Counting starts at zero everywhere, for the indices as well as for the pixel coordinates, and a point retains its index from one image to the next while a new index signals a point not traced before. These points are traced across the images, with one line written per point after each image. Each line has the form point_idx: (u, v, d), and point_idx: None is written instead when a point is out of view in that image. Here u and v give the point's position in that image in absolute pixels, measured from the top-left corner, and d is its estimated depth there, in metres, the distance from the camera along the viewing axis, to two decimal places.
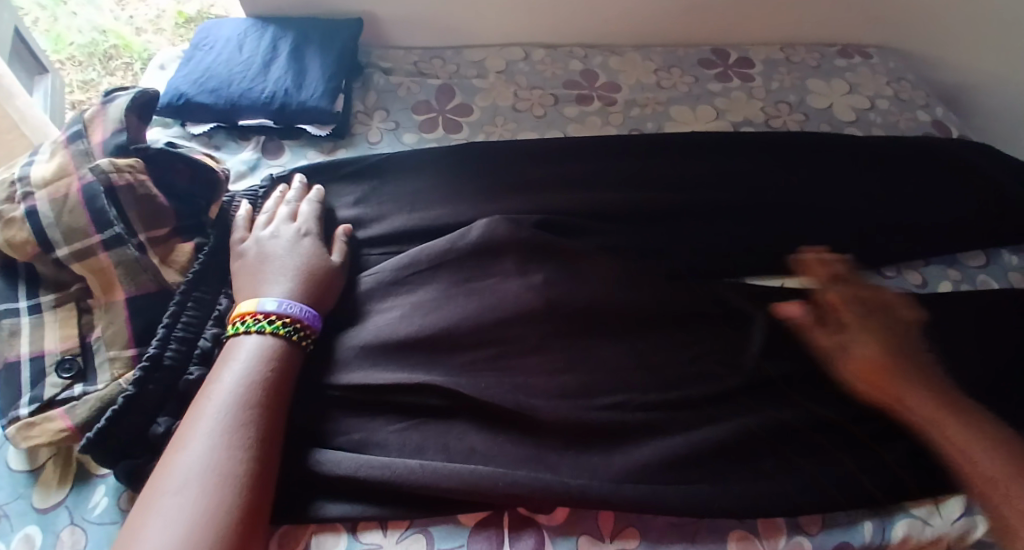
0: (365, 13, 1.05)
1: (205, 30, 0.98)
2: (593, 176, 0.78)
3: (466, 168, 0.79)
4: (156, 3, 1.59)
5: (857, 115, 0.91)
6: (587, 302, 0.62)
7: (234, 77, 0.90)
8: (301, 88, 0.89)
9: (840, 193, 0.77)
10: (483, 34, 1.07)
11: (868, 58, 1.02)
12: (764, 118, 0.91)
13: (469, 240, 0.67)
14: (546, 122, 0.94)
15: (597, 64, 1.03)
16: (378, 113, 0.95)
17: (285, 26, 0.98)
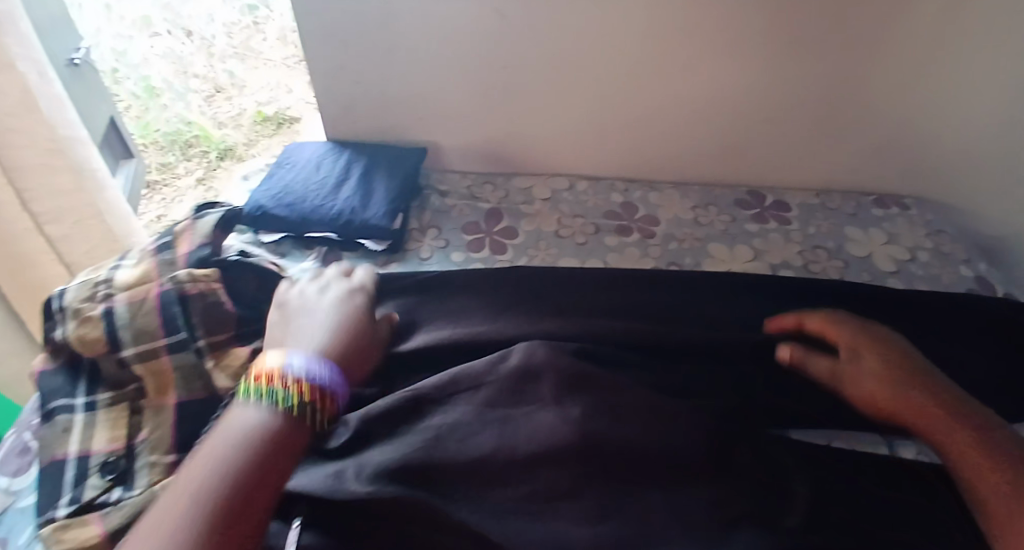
0: (430, 143, 1.14)
1: (289, 150, 1.07)
2: (628, 310, 0.81)
3: (509, 291, 0.82)
4: (239, 103, 1.73)
5: (899, 267, 0.92)
6: (621, 442, 0.61)
7: (308, 195, 0.97)
8: (366, 207, 0.95)
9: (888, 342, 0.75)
10: (533, 163, 1.14)
11: (906, 209, 1.04)
12: (802, 262, 0.93)
13: (506, 366, 0.67)
14: (587, 250, 0.98)
15: (637, 198, 1.09)
16: (430, 231, 1.01)
17: (359, 153, 1.07)
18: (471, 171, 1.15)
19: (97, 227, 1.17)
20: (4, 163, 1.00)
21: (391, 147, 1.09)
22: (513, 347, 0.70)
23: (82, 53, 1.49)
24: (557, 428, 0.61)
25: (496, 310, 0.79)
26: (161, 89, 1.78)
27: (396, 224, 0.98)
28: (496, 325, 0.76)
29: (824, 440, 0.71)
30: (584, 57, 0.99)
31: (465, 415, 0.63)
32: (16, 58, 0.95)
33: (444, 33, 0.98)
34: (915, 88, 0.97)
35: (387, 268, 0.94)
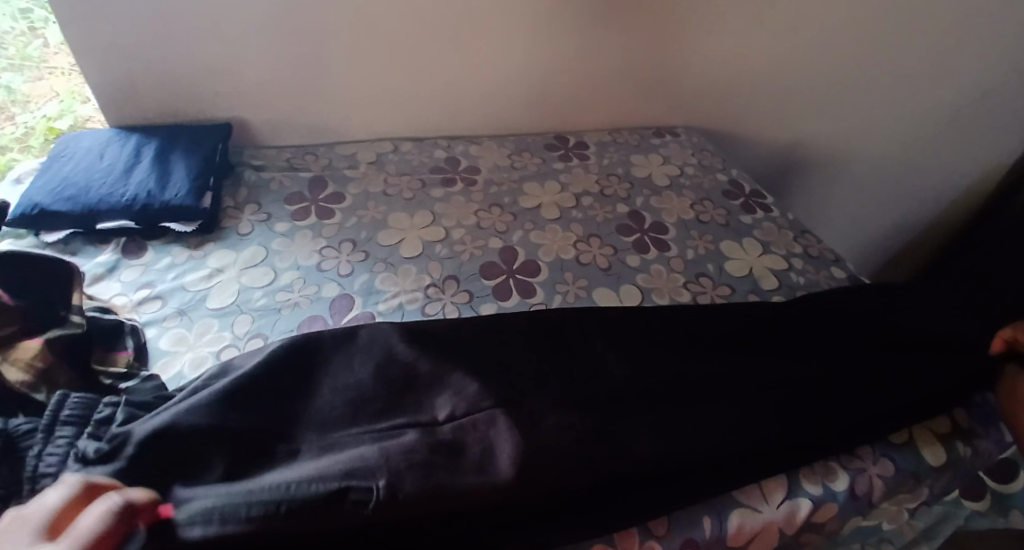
0: (239, 120, 1.15)
1: (64, 143, 1.03)
2: (430, 269, 0.93)
3: (322, 273, 0.92)
4: (21, 121, 1.24)
5: (671, 180, 1.10)
6: (439, 386, 0.70)
7: (91, 186, 0.96)
8: (165, 188, 0.96)
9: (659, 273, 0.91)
10: (353, 131, 1.20)
11: (677, 135, 1.25)
12: (597, 188, 1.08)
13: (338, 434, 0.64)
14: (415, 203, 1.06)
15: (459, 152, 1.19)
16: (250, 206, 1.04)
17: (149, 135, 1.05)
18: (293, 146, 1.18)
19: None
20: None
21: (189, 126, 1.09)
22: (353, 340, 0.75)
23: None
24: (404, 457, 0.60)
25: (318, 293, 0.89)
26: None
27: (206, 201, 1.00)
28: (320, 307, 0.86)
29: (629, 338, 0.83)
30: (375, 21, 1.05)
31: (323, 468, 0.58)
32: None
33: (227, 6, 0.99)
34: (661, 32, 1.15)
35: (201, 249, 0.95)
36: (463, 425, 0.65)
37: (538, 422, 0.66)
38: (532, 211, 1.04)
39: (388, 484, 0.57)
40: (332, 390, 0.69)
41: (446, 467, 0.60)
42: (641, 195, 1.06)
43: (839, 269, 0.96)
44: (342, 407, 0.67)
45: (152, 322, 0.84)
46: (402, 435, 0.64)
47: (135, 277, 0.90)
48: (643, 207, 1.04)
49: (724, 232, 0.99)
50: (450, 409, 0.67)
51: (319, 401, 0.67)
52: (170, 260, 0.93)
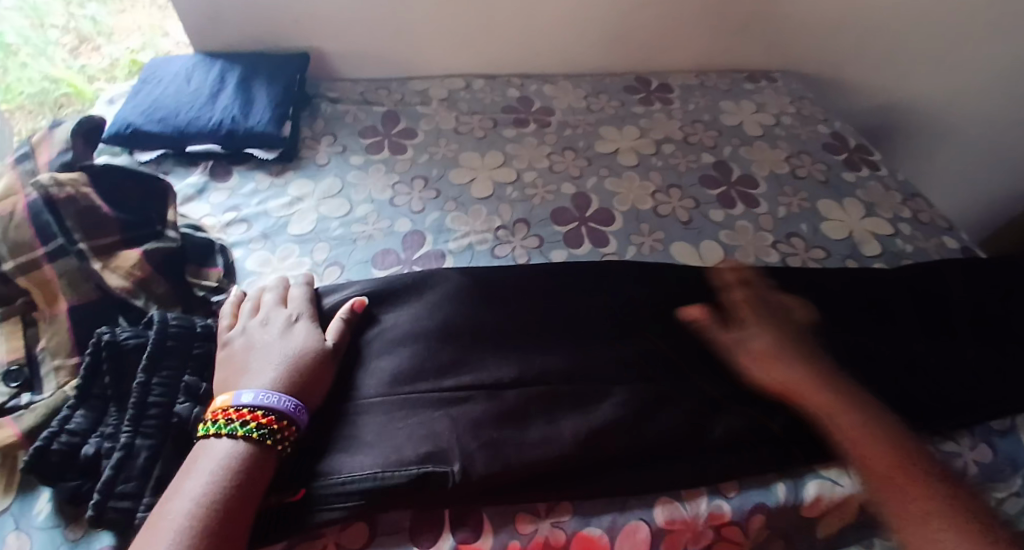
0: (313, 50, 1.11)
1: (154, 67, 1.03)
2: (509, 211, 0.88)
3: (402, 208, 0.89)
4: (110, 53, 1.28)
5: (764, 130, 1.00)
6: (510, 342, 0.66)
7: (181, 108, 0.95)
8: (249, 114, 0.95)
9: (747, 231, 0.83)
10: (426, 67, 1.15)
11: (773, 81, 1.13)
12: (681, 136, 1.00)
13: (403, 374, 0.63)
14: (486, 143, 1.02)
15: (533, 91, 1.12)
16: (326, 138, 1.02)
17: (234, 62, 1.04)
18: (363, 80, 1.15)
19: None
20: None
21: (268, 55, 1.07)
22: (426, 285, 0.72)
23: None
24: (474, 434, 0.58)
25: (395, 228, 0.86)
26: (12, 43, 1.19)
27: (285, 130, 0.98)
28: (395, 243, 0.84)
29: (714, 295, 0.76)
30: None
31: (396, 439, 0.57)
32: None
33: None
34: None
35: (283, 177, 0.94)
36: (533, 393, 0.62)
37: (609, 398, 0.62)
38: (610, 156, 0.98)
39: (461, 465, 0.56)
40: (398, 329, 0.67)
41: (513, 443, 0.58)
42: (730, 145, 0.98)
43: (951, 238, 0.85)
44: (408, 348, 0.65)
45: (239, 243, 0.83)
46: (470, 397, 0.61)
47: (223, 200, 0.89)
48: (731, 158, 0.95)
49: (822, 190, 0.90)
50: (520, 370, 0.63)
51: (380, 345, 0.66)
52: (254, 186, 0.92)
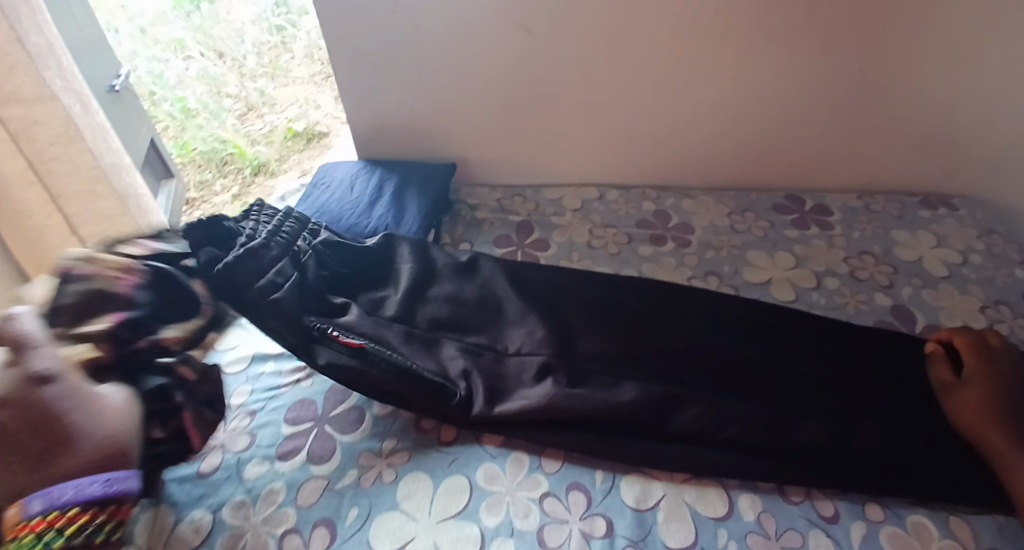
0: (458, 158, 1.13)
1: (322, 171, 1.06)
2: (660, 319, 0.77)
3: (529, 289, 0.81)
4: (269, 120, 1.65)
5: (950, 270, 0.89)
6: (652, 475, 0.63)
7: (344, 213, 0.97)
8: (401, 224, 0.94)
9: (931, 366, 0.72)
10: (561, 175, 1.12)
11: (955, 210, 1.01)
12: (847, 269, 0.90)
13: (539, 392, 0.67)
14: (620, 260, 0.93)
15: (670, 205, 1.06)
16: (462, 245, 0.99)
17: (391, 169, 1.05)
18: (499, 185, 1.14)
19: None
20: (52, 191, 0.93)
21: (421, 164, 1.08)
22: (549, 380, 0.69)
23: (123, 77, 1.36)
24: None
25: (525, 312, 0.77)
26: (196, 110, 1.65)
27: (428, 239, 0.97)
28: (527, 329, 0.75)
29: (888, 424, 0.67)
30: (620, 66, 0.97)
31: None
32: (55, 89, 0.87)
33: (474, 48, 0.98)
34: (964, 84, 0.94)
35: None
36: (675, 533, 0.58)
37: (754, 536, 0.58)
38: (761, 287, 0.88)
39: None
40: (516, 349, 0.73)
41: None
42: (909, 288, 0.86)
43: None
44: (537, 373, 0.70)
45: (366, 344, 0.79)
46: (607, 531, 0.59)
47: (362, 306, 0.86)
48: (913, 301, 0.84)
49: None
50: (658, 506, 0.61)
51: (499, 369, 0.71)
52: None
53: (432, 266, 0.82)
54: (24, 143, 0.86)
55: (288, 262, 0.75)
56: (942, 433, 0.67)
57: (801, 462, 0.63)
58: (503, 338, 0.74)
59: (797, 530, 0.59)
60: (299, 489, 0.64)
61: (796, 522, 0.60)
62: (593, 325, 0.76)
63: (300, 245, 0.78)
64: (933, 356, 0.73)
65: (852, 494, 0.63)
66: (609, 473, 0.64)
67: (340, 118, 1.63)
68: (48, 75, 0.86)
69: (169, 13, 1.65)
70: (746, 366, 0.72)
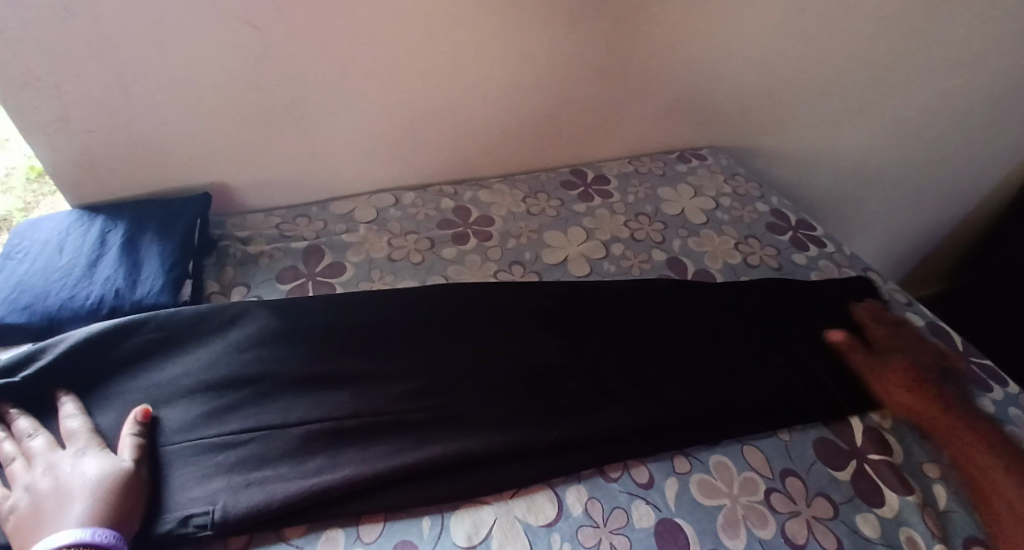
0: (214, 184, 0.99)
1: (17, 235, 0.86)
2: (461, 330, 0.79)
3: (300, 344, 0.74)
4: None
5: (707, 216, 1.02)
6: (479, 501, 0.64)
7: (53, 286, 0.79)
8: (135, 285, 0.80)
9: (695, 323, 0.82)
10: (348, 186, 1.07)
11: (705, 160, 1.16)
12: (628, 233, 0.98)
13: (342, 465, 0.63)
14: (425, 269, 0.92)
15: (467, 200, 1.07)
16: (237, 289, 0.88)
17: (117, 216, 0.90)
18: (280, 208, 1.04)
19: None
20: None
21: (161, 201, 0.94)
22: (343, 450, 0.65)
23: None
24: None
25: (300, 376, 0.71)
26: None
27: (182, 293, 0.84)
28: (308, 396, 0.69)
29: (670, 385, 0.75)
30: (390, 70, 0.94)
31: None
32: None
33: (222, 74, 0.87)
34: (696, 50, 1.06)
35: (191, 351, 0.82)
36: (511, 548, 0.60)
37: (581, 532, 0.62)
38: (559, 267, 0.93)
39: None
40: (303, 419, 0.67)
41: None
42: (680, 241, 0.97)
43: (915, 314, 0.91)
44: (329, 442, 0.66)
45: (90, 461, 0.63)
46: None
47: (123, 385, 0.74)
48: (683, 252, 0.95)
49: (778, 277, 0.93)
50: (484, 532, 0.61)
51: (280, 450, 0.64)
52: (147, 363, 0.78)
53: (180, 343, 0.73)
54: None
55: None
56: (714, 380, 0.76)
57: (606, 444, 0.69)
58: (281, 410, 0.67)
59: (621, 507, 0.64)
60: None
61: (618, 499, 0.65)
62: (392, 362, 0.74)
63: None
64: (694, 315, 0.83)
65: (661, 453, 0.70)
66: (435, 515, 0.62)
67: None
68: None
69: None
70: (545, 361, 0.76)
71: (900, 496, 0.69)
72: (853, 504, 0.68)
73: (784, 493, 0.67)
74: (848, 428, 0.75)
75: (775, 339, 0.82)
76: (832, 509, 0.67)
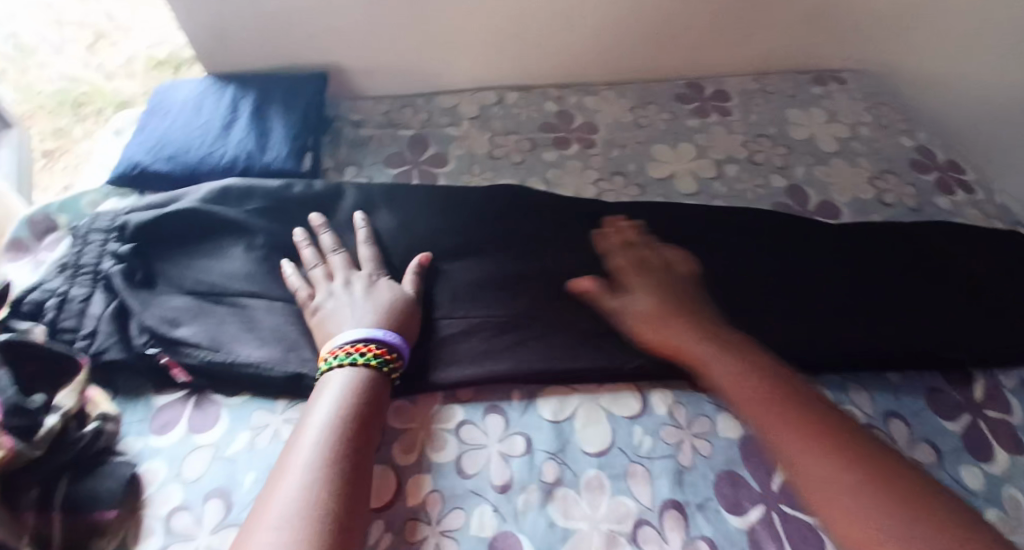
0: (332, 66, 0.98)
1: (159, 96, 0.89)
2: (565, 231, 0.75)
3: (399, 234, 0.73)
4: (123, 47, 1.45)
5: (840, 144, 0.91)
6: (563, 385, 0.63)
7: (192, 143, 0.82)
8: (264, 150, 0.81)
9: (820, 253, 0.75)
10: (454, 80, 1.02)
11: (845, 83, 1.02)
12: (746, 154, 0.90)
13: (422, 351, 0.64)
14: (525, 169, 0.89)
15: (573, 105, 1.00)
16: (348, 168, 0.88)
17: (246, 86, 0.90)
18: (387, 97, 1.02)
19: None
20: None
21: (285, 76, 0.94)
22: (426, 340, 0.65)
23: None
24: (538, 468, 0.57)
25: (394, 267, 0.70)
26: (36, 45, 1.45)
27: (306, 164, 0.84)
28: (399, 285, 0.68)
29: (784, 313, 0.69)
30: None
31: (465, 494, 0.55)
32: None
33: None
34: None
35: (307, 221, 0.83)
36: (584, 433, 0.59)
37: (658, 432, 0.60)
38: (665, 182, 0.86)
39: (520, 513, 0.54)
40: None
41: (580, 498, 0.55)
42: (802, 169, 0.88)
43: None
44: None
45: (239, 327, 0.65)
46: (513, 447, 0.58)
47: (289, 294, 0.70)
48: (806, 180, 0.86)
49: (914, 219, 0.82)
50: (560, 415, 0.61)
51: None
52: None
53: (302, 213, 0.74)
54: None
55: (103, 288, 0.65)
56: (834, 312, 0.70)
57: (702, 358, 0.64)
58: None
59: (706, 416, 0.61)
60: (182, 462, 0.56)
61: (704, 408, 0.62)
62: (456, 265, 0.71)
63: (105, 262, 0.66)
64: (819, 245, 0.76)
65: None
66: (522, 394, 0.63)
67: None
68: None
69: None
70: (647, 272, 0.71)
71: (1018, 456, 0.61)
72: (961, 454, 0.61)
73: (885, 431, 0.62)
74: (974, 382, 0.67)
75: (895, 285, 0.73)
76: (933, 455, 0.61)
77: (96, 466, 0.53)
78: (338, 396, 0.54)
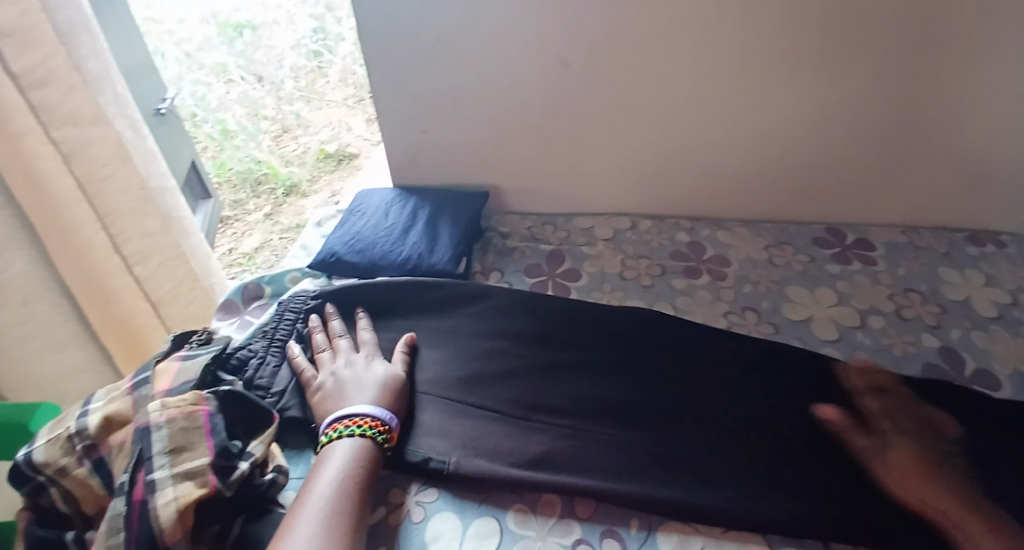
0: (490, 185, 1.11)
1: (357, 199, 1.04)
2: (701, 363, 0.75)
3: (537, 339, 0.78)
4: (303, 142, 1.75)
5: (1001, 312, 0.86)
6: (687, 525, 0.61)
7: (378, 240, 0.94)
8: (433, 252, 0.91)
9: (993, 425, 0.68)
10: (592, 204, 1.10)
11: (1005, 247, 0.97)
12: (893, 308, 0.87)
13: (541, 453, 0.66)
14: (655, 294, 0.92)
15: (704, 237, 1.03)
16: (493, 274, 0.96)
17: (425, 198, 1.03)
18: (531, 213, 1.12)
19: (180, 270, 1.11)
20: (100, 209, 0.96)
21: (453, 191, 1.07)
22: (547, 443, 0.67)
23: (168, 101, 1.39)
24: None
25: (528, 369, 0.74)
26: (235, 132, 1.72)
27: (460, 268, 0.93)
28: (530, 388, 0.72)
29: None
30: (661, 99, 0.96)
31: None
32: (110, 115, 0.94)
33: (510, 62, 0.96)
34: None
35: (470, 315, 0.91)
36: None
37: None
38: (801, 325, 0.85)
39: None
40: (514, 412, 0.70)
41: None
42: (957, 332, 0.83)
43: None
44: (526, 429, 0.68)
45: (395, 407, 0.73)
46: None
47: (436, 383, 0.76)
48: (962, 345, 0.81)
49: None
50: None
51: (487, 430, 0.68)
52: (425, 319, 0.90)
53: (466, 313, 0.82)
54: (77, 165, 0.91)
55: (295, 356, 0.76)
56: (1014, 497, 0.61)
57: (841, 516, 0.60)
58: (503, 395, 0.72)
59: None
60: None
61: None
62: (581, 373, 0.74)
63: (300, 333, 0.78)
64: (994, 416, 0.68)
65: None
66: (644, 525, 0.62)
67: (368, 141, 1.72)
68: (102, 101, 0.93)
69: (213, 40, 1.71)
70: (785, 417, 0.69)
71: None
72: None
73: None
74: None
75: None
76: None
77: (266, 512, 0.61)
78: (339, 463, 0.60)
